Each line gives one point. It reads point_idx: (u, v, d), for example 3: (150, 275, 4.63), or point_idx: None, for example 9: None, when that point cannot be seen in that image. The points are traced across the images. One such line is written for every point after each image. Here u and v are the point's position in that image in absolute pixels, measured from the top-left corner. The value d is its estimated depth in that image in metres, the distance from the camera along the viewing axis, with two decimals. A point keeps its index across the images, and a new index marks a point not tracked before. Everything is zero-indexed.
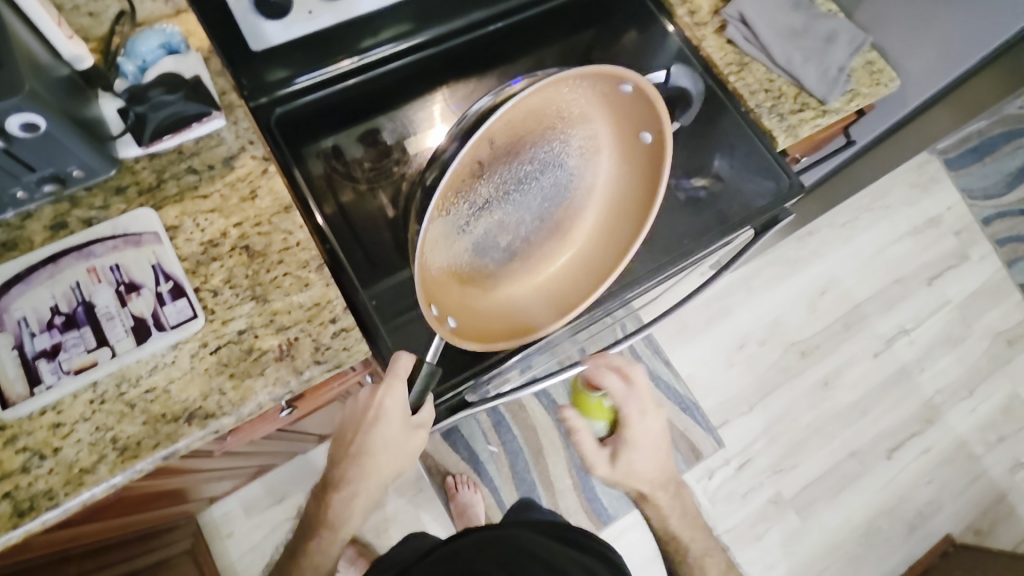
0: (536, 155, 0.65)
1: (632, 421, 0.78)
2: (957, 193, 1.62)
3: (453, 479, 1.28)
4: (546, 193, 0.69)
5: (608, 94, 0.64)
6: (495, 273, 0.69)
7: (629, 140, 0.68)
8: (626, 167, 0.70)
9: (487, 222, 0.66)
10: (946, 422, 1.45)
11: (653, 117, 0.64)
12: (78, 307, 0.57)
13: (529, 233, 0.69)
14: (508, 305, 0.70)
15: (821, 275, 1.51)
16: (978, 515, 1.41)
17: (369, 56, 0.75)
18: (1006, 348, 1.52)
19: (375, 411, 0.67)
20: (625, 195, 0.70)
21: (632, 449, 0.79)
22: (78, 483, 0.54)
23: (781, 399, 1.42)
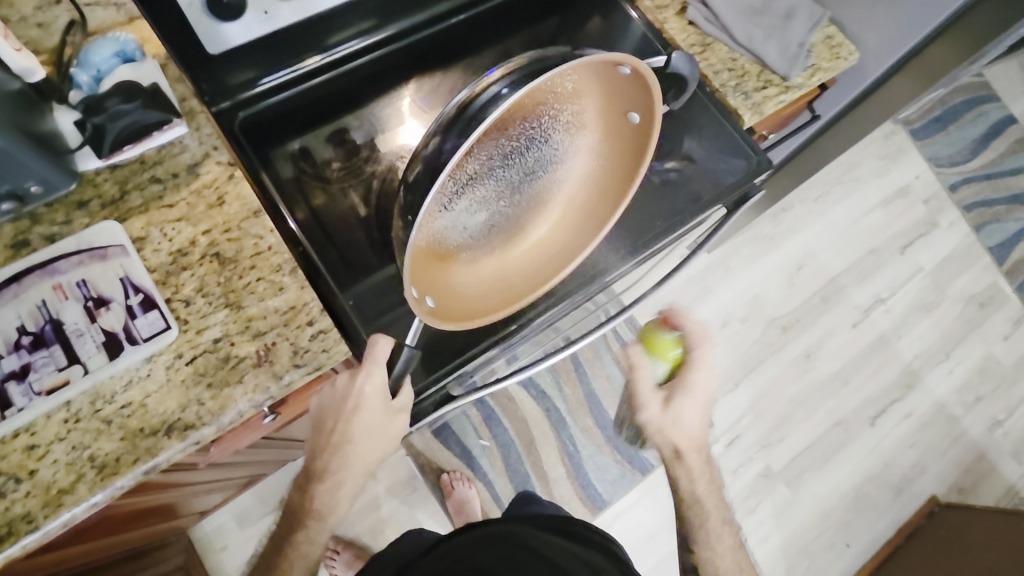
0: (523, 130, 0.58)
1: (699, 365, 0.79)
2: (923, 163, 1.66)
3: (448, 476, 1.27)
4: (527, 168, 0.63)
5: (604, 73, 0.58)
6: (472, 251, 0.64)
7: (615, 116, 0.64)
8: (610, 143, 0.66)
9: (467, 201, 0.59)
10: (926, 386, 1.49)
11: (646, 101, 0.60)
12: (46, 325, 0.56)
13: (506, 209, 0.64)
14: (486, 284, 0.67)
15: (798, 250, 1.53)
16: (960, 474, 1.44)
17: (334, 53, 0.75)
18: (979, 311, 1.56)
19: (354, 400, 0.66)
20: (604, 167, 0.68)
21: (689, 394, 0.80)
22: (57, 505, 0.53)
23: (765, 374, 1.44)
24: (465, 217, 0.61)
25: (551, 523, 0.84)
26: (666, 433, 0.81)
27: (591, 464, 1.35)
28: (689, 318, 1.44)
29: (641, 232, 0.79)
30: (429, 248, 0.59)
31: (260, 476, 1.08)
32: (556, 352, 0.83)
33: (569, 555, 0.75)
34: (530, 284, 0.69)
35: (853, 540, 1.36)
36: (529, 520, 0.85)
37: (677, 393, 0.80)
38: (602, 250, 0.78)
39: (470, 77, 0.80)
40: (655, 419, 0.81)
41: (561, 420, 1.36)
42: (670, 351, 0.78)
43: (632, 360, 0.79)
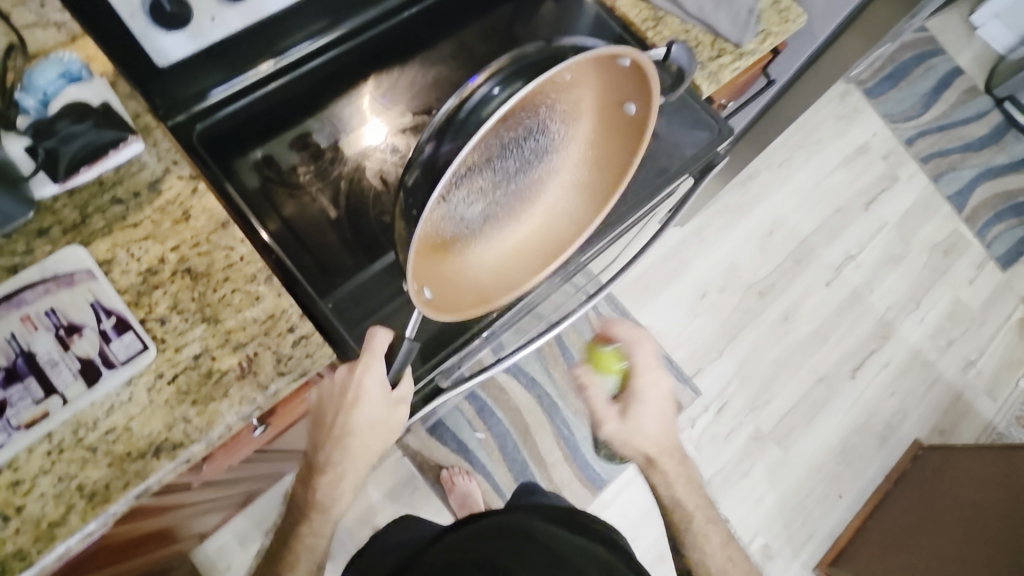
0: (524, 119, 0.56)
1: (643, 373, 0.81)
2: (879, 120, 1.70)
3: (448, 472, 1.28)
4: (524, 157, 0.61)
5: (604, 61, 0.56)
6: (468, 243, 0.63)
7: (610, 103, 0.63)
8: (605, 129, 0.65)
9: (465, 193, 0.57)
10: (900, 335, 1.53)
11: (645, 89, 0.59)
12: (17, 359, 0.55)
13: (499, 200, 0.63)
14: (484, 277, 0.66)
15: (768, 216, 1.56)
16: (940, 416, 1.49)
17: (288, 57, 0.74)
18: (944, 258, 1.62)
19: (357, 392, 0.66)
20: (596, 151, 0.67)
21: (642, 403, 0.82)
22: (49, 538, 0.52)
23: (748, 340, 1.47)
24: (462, 210, 0.59)
25: (557, 512, 0.85)
26: (633, 442, 0.83)
27: (587, 445, 1.36)
28: (668, 293, 1.46)
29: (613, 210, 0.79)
30: (430, 244, 0.58)
31: (257, 492, 1.07)
32: (543, 333, 0.84)
33: (573, 545, 0.77)
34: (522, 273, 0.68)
35: (845, 491, 1.40)
36: (535, 508, 0.86)
37: (632, 404, 0.82)
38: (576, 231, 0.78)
39: (427, 69, 0.79)
40: (618, 429, 0.82)
41: (553, 405, 1.38)
42: (609, 365, 0.81)
43: (582, 380, 0.82)
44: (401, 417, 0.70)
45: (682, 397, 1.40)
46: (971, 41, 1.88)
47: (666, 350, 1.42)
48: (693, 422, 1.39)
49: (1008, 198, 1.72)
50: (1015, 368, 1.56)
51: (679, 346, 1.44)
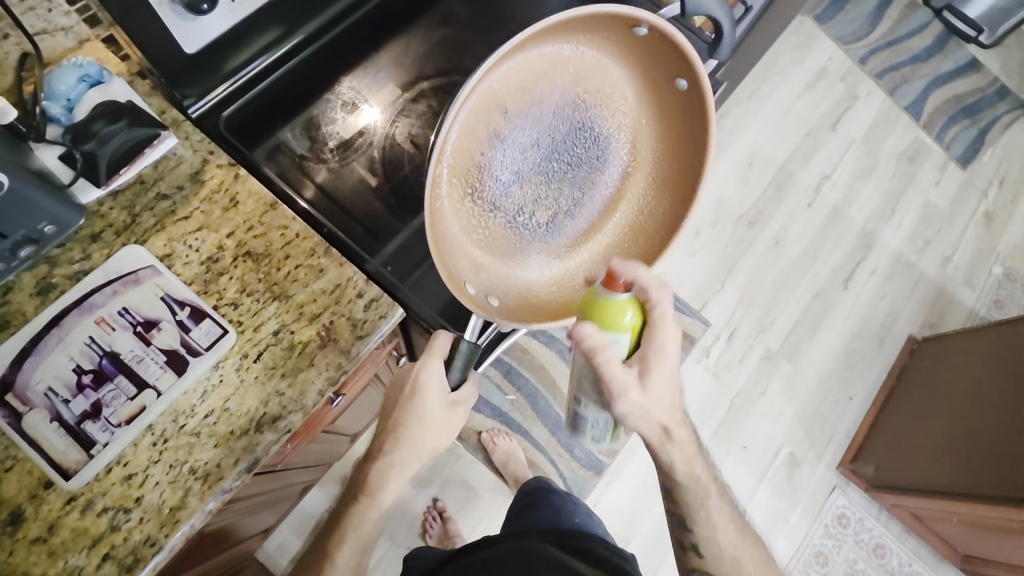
0: (562, 123, 0.72)
1: (664, 329, 0.64)
2: (833, 44, 1.78)
3: (488, 434, 1.31)
4: (584, 161, 0.75)
5: (627, 41, 0.68)
6: (552, 244, 0.76)
7: (665, 88, 0.72)
8: (664, 119, 0.74)
9: (526, 196, 0.73)
10: (882, 243, 1.63)
11: (680, 65, 0.67)
12: (102, 360, 0.56)
13: (575, 207, 0.76)
14: (555, 278, 0.77)
15: (745, 149, 1.63)
16: (928, 310, 1.59)
17: (243, 76, 0.69)
18: (909, 165, 1.72)
19: (419, 383, 0.71)
20: (666, 144, 0.76)
21: (667, 363, 0.64)
22: (174, 521, 0.54)
23: (746, 267, 1.54)
24: (520, 201, 0.73)
25: (587, 535, 0.72)
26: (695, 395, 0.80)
27: None
28: None
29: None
30: (504, 242, 0.73)
31: (313, 482, 1.09)
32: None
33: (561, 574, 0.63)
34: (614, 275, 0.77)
35: (854, 393, 1.50)
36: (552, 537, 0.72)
37: (653, 365, 0.64)
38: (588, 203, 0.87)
39: (432, 33, 0.83)
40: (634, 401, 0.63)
41: None
42: (625, 320, 0.61)
43: (591, 345, 0.60)
44: (461, 415, 0.75)
45: (694, 330, 1.47)
46: None
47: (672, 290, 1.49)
48: (708, 351, 1.47)
49: (959, 101, 1.82)
50: (987, 257, 1.67)
51: (682, 283, 1.50)
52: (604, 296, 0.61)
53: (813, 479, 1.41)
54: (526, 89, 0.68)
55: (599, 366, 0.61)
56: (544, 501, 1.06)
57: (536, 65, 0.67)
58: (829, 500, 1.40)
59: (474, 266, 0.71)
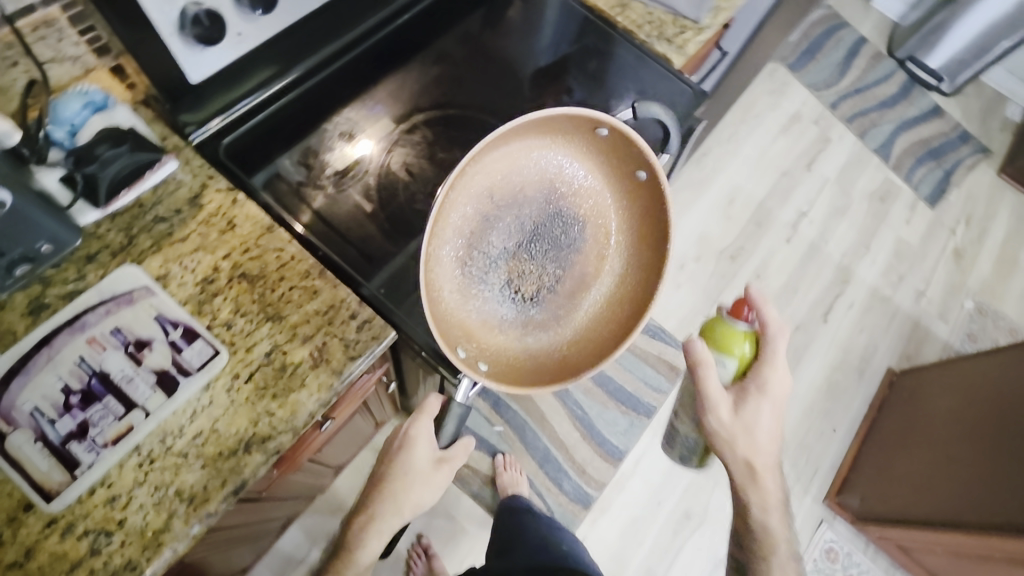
0: (535, 209, 0.74)
1: (772, 362, 0.75)
2: (805, 90, 1.88)
3: (504, 458, 1.32)
4: (558, 242, 0.75)
5: (590, 140, 0.71)
6: (536, 321, 0.73)
7: (629, 176, 0.73)
8: (634, 205, 0.74)
9: (510, 273, 0.73)
10: (859, 278, 1.68)
11: (639, 156, 0.69)
12: (91, 380, 0.56)
13: (557, 283, 0.74)
14: (539, 356, 0.72)
15: (725, 187, 1.70)
16: (905, 343, 1.63)
17: (234, 112, 0.72)
18: (881, 204, 1.79)
19: (407, 438, 0.75)
20: (639, 228, 0.75)
21: (763, 395, 0.74)
22: (157, 545, 0.52)
23: (729, 299, 1.58)
24: (505, 280, 0.73)
25: None
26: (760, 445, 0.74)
27: (602, 421, 1.40)
28: None
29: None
30: (487, 319, 0.71)
31: (294, 517, 1.06)
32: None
33: None
34: (597, 349, 0.72)
35: (838, 425, 1.51)
36: None
37: (751, 393, 0.75)
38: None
39: (428, 70, 0.87)
40: (722, 421, 0.73)
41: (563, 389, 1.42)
42: (739, 346, 0.75)
43: (698, 357, 0.72)
44: (445, 474, 0.76)
45: (680, 362, 1.49)
46: (867, 13, 2.11)
47: (657, 321, 1.52)
48: None
49: (925, 144, 1.92)
50: (958, 292, 1.73)
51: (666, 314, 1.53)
52: (730, 318, 0.76)
53: (800, 512, 1.42)
54: (505, 177, 0.71)
55: (701, 376, 0.73)
56: (527, 524, 1.08)
57: (516, 158, 0.70)
58: (817, 533, 1.40)
59: (459, 336, 0.69)
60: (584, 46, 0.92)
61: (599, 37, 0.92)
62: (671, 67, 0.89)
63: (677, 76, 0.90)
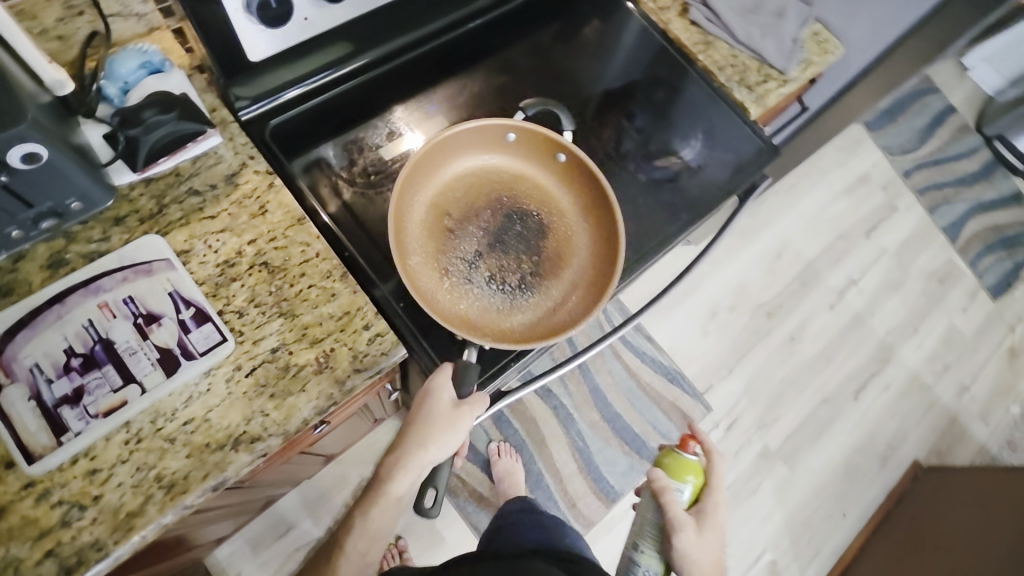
0: (494, 216, 0.76)
1: (717, 484, 0.84)
2: (879, 152, 1.79)
3: (497, 445, 1.32)
4: (524, 236, 0.76)
5: (505, 150, 0.77)
6: (527, 302, 0.72)
7: (555, 164, 0.77)
8: (572, 186, 0.77)
9: (488, 270, 0.73)
10: (900, 359, 1.59)
11: (549, 142, 0.75)
12: (95, 346, 0.55)
13: (535, 268, 0.74)
14: (542, 326, 0.71)
15: (775, 239, 1.62)
16: (937, 438, 1.54)
17: (292, 92, 0.72)
18: (939, 286, 1.68)
19: (424, 390, 0.67)
20: (589, 206, 0.76)
21: (716, 515, 0.80)
22: (127, 528, 0.51)
23: (756, 357, 1.51)
24: (484, 277, 0.73)
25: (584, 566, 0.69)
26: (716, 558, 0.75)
27: (601, 458, 1.36)
28: (681, 309, 1.51)
29: (637, 240, 0.82)
30: (476, 313, 0.71)
31: (277, 497, 1.05)
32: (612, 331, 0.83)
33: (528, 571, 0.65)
34: (585, 306, 0.72)
35: (849, 509, 1.44)
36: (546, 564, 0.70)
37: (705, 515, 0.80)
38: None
39: (491, 79, 0.84)
40: (692, 542, 0.75)
41: (568, 416, 1.38)
42: (693, 474, 0.83)
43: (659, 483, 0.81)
44: (465, 419, 0.66)
45: (694, 413, 1.43)
46: (962, 80, 1.98)
47: (679, 366, 1.46)
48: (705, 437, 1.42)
49: (998, 231, 1.80)
50: (1006, 394, 1.62)
51: (690, 361, 1.47)
52: (680, 450, 0.85)
53: None
54: (451, 194, 0.76)
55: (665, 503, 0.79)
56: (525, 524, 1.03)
57: (454, 179, 0.76)
58: None
59: (454, 323, 0.68)
60: (656, 79, 0.88)
61: (675, 71, 0.88)
62: (747, 119, 0.85)
63: (752, 128, 0.85)
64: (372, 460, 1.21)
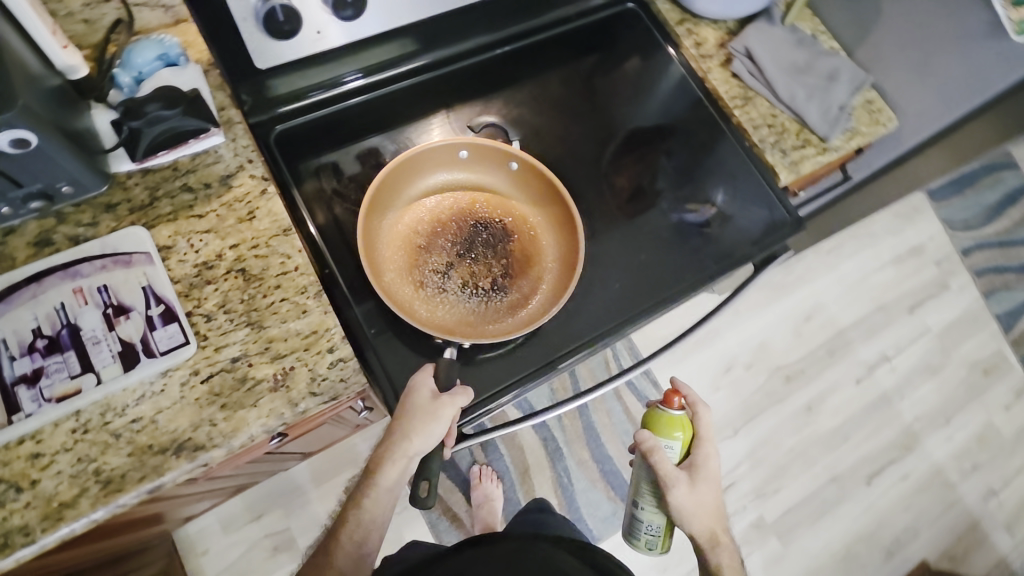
0: (461, 227, 0.76)
1: (706, 431, 0.80)
2: (938, 224, 1.67)
3: (479, 469, 1.29)
4: (492, 242, 0.76)
5: (459, 167, 0.77)
6: (502, 301, 0.73)
7: (509, 174, 0.77)
8: (530, 189, 0.77)
9: (458, 278, 0.74)
10: (924, 449, 1.48)
11: (499, 153, 0.75)
12: (62, 330, 0.55)
13: (504, 270, 0.75)
14: (520, 319, 0.72)
15: (807, 300, 1.54)
16: (952, 541, 1.43)
17: (338, 90, 0.76)
18: (982, 378, 1.56)
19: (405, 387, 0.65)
20: (549, 211, 0.77)
21: (709, 466, 0.77)
22: (57, 518, 0.51)
23: (766, 421, 1.44)
24: (457, 286, 0.73)
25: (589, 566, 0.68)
26: (706, 513, 0.73)
27: (584, 499, 1.31)
28: (693, 359, 1.44)
29: (631, 298, 0.75)
30: (454, 319, 0.71)
31: (250, 485, 1.05)
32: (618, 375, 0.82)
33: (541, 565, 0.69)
34: (557, 295, 0.73)
35: None
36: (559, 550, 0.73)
37: (697, 468, 0.77)
38: (595, 287, 0.76)
39: (513, 107, 0.82)
40: (687, 497, 0.73)
41: (557, 451, 1.34)
42: (681, 430, 0.79)
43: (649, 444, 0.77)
44: (449, 407, 0.63)
45: None
46: None
47: None
48: None
49: None
50: None
51: None
52: (663, 407, 0.80)
53: None
54: (417, 209, 0.76)
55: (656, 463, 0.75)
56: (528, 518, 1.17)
57: (417, 197, 0.76)
58: None
59: (434, 330, 0.69)
60: (687, 129, 0.84)
61: (710, 130, 0.83)
62: (775, 185, 0.80)
63: (780, 199, 0.80)
64: (352, 462, 1.21)
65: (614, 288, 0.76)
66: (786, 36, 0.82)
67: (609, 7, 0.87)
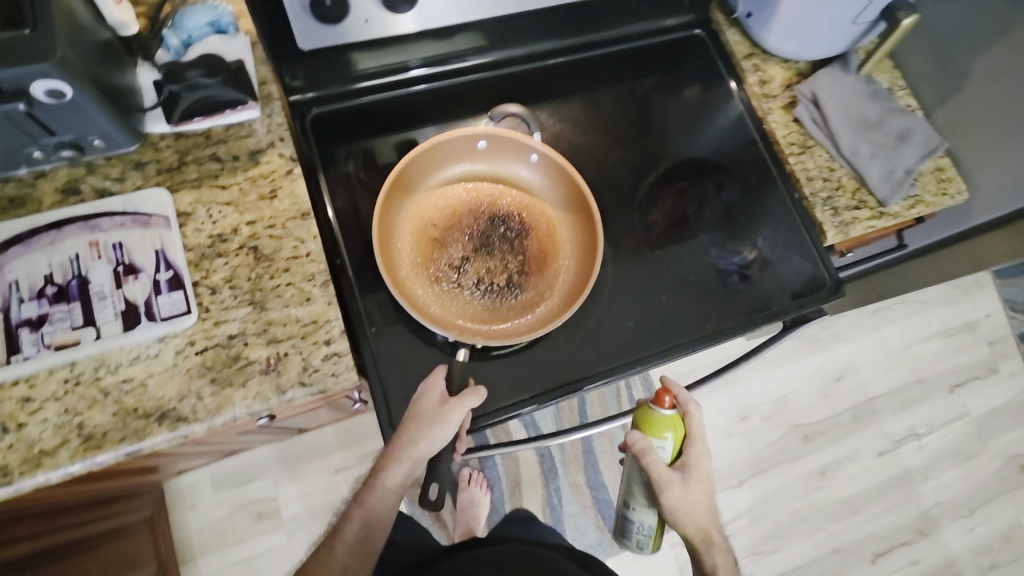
0: (481, 219, 0.74)
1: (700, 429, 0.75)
2: (998, 302, 1.56)
3: (469, 472, 1.27)
4: (509, 237, 0.74)
5: (479, 158, 0.75)
6: (518, 298, 0.71)
7: (530, 167, 0.75)
8: (552, 184, 0.75)
9: (473, 273, 0.72)
10: (940, 537, 1.39)
11: (519, 145, 0.72)
12: (72, 281, 0.56)
13: (520, 266, 0.73)
14: (537, 317, 0.70)
15: (841, 359, 1.46)
16: None
17: (394, 76, 0.74)
18: (1018, 473, 1.45)
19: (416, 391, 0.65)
20: (570, 208, 0.74)
21: (703, 466, 0.73)
22: (36, 464, 0.52)
23: (774, 477, 1.37)
24: (473, 281, 0.72)
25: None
26: (698, 518, 0.71)
27: (571, 523, 1.29)
28: (708, 401, 1.39)
29: (645, 336, 0.72)
30: (468, 316, 0.70)
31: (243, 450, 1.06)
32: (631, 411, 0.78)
33: None
34: (574, 295, 0.71)
35: None
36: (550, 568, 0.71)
37: (691, 466, 0.73)
38: (611, 313, 0.72)
39: (557, 120, 0.79)
40: (679, 499, 0.71)
41: (552, 470, 1.31)
42: (671, 430, 0.73)
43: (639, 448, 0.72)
44: (457, 413, 0.62)
45: None
46: None
47: None
48: None
49: None
50: None
51: None
52: (654, 406, 0.74)
53: None
54: (437, 200, 0.74)
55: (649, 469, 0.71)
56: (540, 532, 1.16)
57: (437, 187, 0.74)
58: None
59: (449, 329, 0.68)
60: (737, 169, 0.79)
61: (761, 175, 0.79)
62: (819, 242, 0.75)
63: (823, 258, 0.75)
64: (347, 443, 1.21)
65: (628, 324, 0.72)
66: (860, 86, 0.76)
67: (676, 30, 0.83)
